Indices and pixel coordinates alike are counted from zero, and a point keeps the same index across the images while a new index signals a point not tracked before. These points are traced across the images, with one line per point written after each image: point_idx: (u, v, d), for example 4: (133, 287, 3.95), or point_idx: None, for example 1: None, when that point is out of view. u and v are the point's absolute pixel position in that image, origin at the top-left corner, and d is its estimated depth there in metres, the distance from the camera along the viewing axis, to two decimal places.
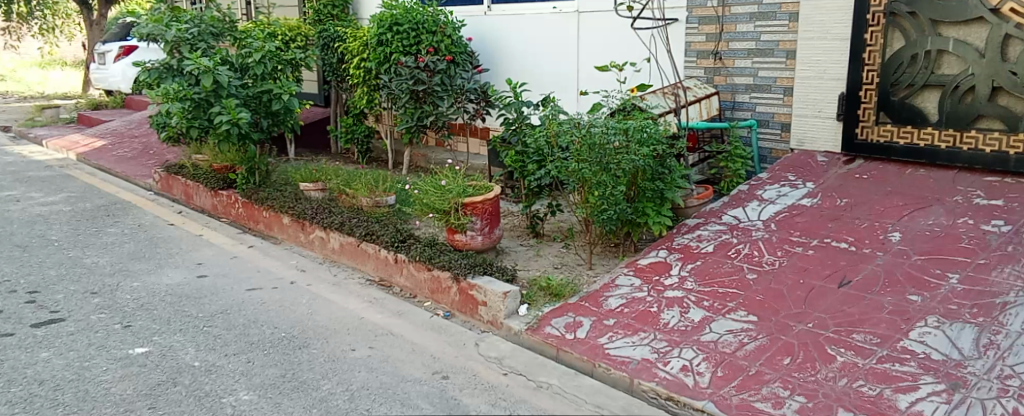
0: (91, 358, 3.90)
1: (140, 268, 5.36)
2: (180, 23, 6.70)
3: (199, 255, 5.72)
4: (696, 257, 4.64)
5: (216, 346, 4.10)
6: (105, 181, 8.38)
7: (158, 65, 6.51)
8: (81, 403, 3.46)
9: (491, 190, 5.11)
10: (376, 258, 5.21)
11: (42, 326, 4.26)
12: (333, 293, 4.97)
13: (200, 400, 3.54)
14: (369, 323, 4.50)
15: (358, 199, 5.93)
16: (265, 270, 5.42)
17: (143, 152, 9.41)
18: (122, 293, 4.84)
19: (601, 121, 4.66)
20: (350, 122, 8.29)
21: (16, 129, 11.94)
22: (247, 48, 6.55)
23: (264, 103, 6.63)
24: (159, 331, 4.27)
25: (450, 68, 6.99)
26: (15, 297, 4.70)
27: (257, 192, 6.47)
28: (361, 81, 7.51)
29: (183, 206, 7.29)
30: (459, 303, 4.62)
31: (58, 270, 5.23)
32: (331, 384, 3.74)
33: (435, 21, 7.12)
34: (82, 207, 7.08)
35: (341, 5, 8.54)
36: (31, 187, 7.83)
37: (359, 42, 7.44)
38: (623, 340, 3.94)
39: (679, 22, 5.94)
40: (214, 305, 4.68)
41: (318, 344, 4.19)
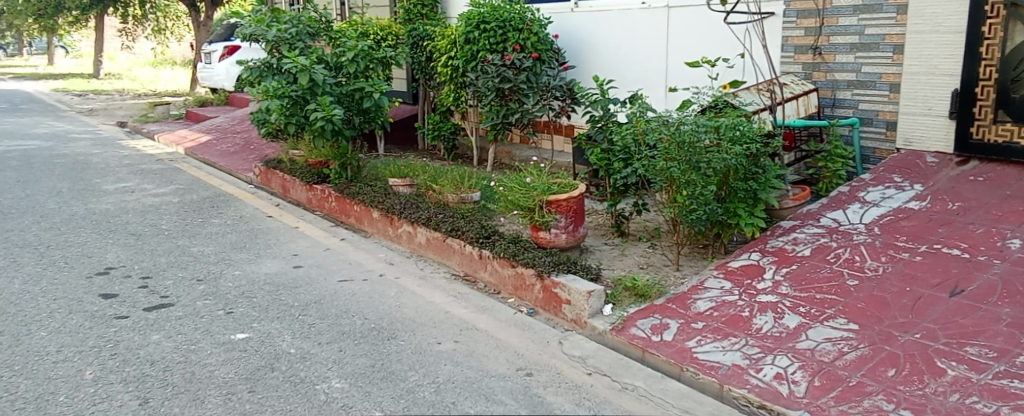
0: (197, 341, 4.10)
1: (241, 257, 5.61)
2: (280, 23, 6.95)
3: (295, 246, 5.94)
4: (792, 261, 4.48)
5: (311, 334, 4.25)
6: (209, 174, 8.81)
7: (259, 63, 6.80)
8: (188, 384, 3.64)
9: (576, 188, 5.08)
10: (461, 253, 5.27)
11: (154, 310, 4.52)
12: (420, 287, 5.06)
13: (296, 386, 3.67)
14: (455, 318, 4.56)
15: (445, 195, 6.02)
16: (355, 262, 5.57)
17: (244, 147, 9.85)
18: (224, 280, 5.09)
19: (691, 119, 4.55)
20: (436, 120, 8.43)
21: (131, 124, 12.75)
22: (341, 48, 6.75)
23: (356, 101, 6.82)
24: (258, 318, 4.45)
25: (536, 65, 6.96)
26: (129, 282, 5.00)
27: (349, 187, 6.66)
28: (448, 79, 7.63)
29: (280, 200, 7.59)
30: (543, 301, 4.61)
31: (168, 258, 5.53)
32: (418, 376, 3.81)
33: (522, 19, 7.11)
34: (189, 199, 7.47)
35: (430, 4, 8.67)
36: (144, 179, 8.33)
37: (448, 41, 7.57)
38: (712, 345, 3.85)
39: (775, 16, 5.72)
40: (308, 295, 4.85)
41: (406, 336, 4.27)
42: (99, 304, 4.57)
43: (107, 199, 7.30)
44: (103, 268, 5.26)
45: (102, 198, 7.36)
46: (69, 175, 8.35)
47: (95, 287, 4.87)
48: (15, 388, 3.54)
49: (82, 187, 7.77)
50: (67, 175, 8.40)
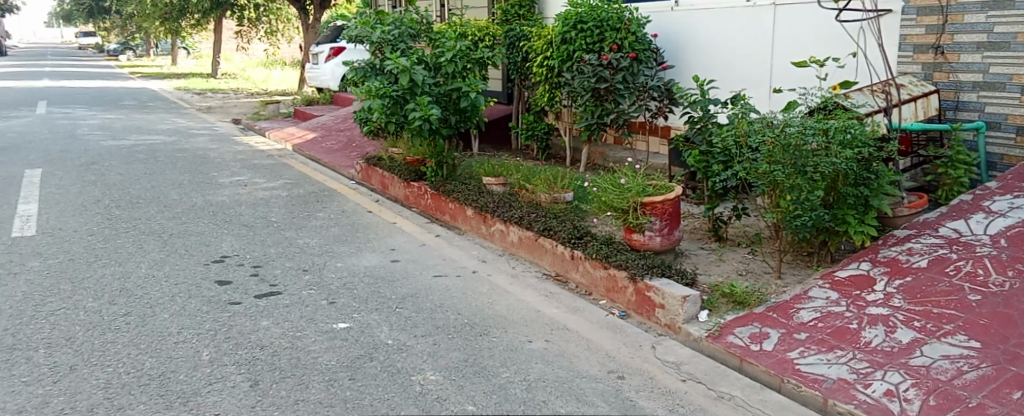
0: (302, 329, 4.28)
1: (343, 250, 5.81)
2: (384, 25, 7.13)
3: (393, 241, 6.10)
4: (906, 273, 4.24)
5: (407, 327, 4.36)
6: (314, 170, 9.18)
7: (364, 65, 7.01)
8: (294, 368, 3.81)
9: (672, 190, 4.98)
10: (553, 253, 5.27)
11: (264, 298, 4.74)
12: (511, 285, 5.09)
13: (393, 376, 3.77)
14: (546, 317, 4.57)
15: (538, 194, 6.03)
16: (449, 259, 5.67)
17: (347, 144, 10.20)
18: (328, 271, 5.29)
19: (798, 121, 4.39)
20: (530, 119, 8.47)
21: (244, 122, 13.45)
22: (440, 48, 6.87)
23: (453, 101, 6.96)
24: (358, 309, 4.61)
25: (633, 65, 6.88)
26: (243, 270, 5.28)
27: (445, 185, 6.77)
28: (543, 79, 7.64)
29: (380, 196, 7.81)
30: (636, 304, 4.55)
31: (277, 249, 5.80)
32: (510, 373, 3.84)
33: (620, 18, 7.06)
34: (296, 193, 7.81)
35: (527, 5, 8.73)
36: (256, 174, 8.77)
37: (544, 41, 7.59)
38: (816, 357, 3.70)
39: (894, 13, 5.40)
40: (405, 288, 4.98)
41: (498, 332, 4.32)
42: (215, 290, 4.84)
43: (223, 192, 7.73)
44: (218, 256, 5.56)
45: (218, 190, 7.79)
46: (189, 168, 8.89)
47: (212, 274, 5.16)
48: (141, 365, 3.79)
49: (200, 180, 8.26)
50: (187, 168, 8.94)
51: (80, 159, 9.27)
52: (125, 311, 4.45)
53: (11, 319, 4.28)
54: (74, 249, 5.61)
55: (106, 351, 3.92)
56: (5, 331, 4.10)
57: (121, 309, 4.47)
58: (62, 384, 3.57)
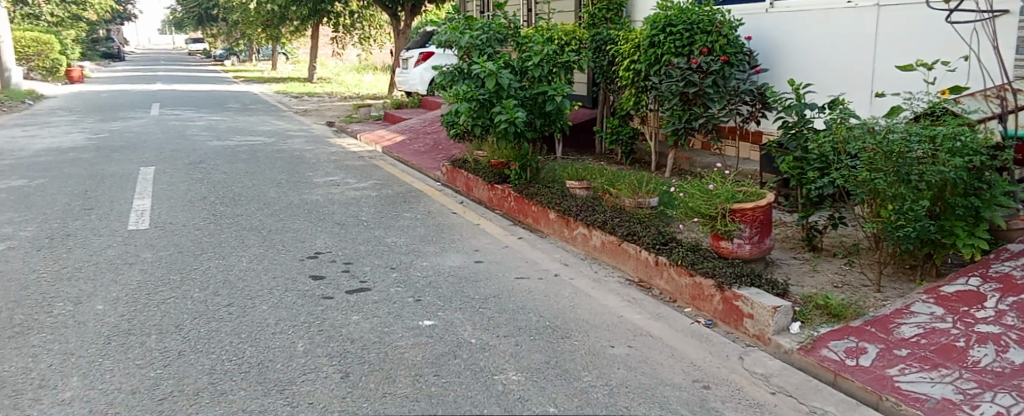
0: (390, 324, 4.39)
1: (429, 249, 5.93)
2: (472, 29, 7.21)
3: (476, 242, 6.18)
4: (1021, 290, 4.00)
5: (490, 327, 4.40)
6: (402, 171, 9.40)
7: (452, 69, 7.08)
8: (382, 362, 3.91)
9: (764, 197, 4.84)
10: (637, 258, 5.21)
11: (355, 293, 4.89)
12: (593, 289, 5.06)
13: (476, 374, 3.81)
14: (629, 323, 4.52)
15: (622, 199, 5.98)
16: (532, 261, 5.68)
17: (435, 147, 10.39)
18: (415, 270, 5.41)
19: (902, 127, 4.19)
20: (615, 124, 8.38)
21: (338, 124, 13.92)
22: (527, 52, 6.94)
23: (538, 104, 6.98)
24: (443, 307, 4.68)
25: (724, 69, 6.68)
26: (335, 266, 5.46)
27: (528, 188, 6.80)
28: (629, 83, 7.56)
29: (464, 197, 7.92)
30: (723, 313, 4.44)
31: (367, 247, 5.97)
32: (591, 377, 3.82)
33: (711, 21, 6.87)
34: (385, 194, 8.02)
35: (615, 8, 8.59)
36: (348, 174, 9.06)
37: (631, 44, 7.50)
38: (918, 375, 3.53)
39: (1011, 13, 5.08)
40: (488, 289, 5.03)
41: (580, 336, 4.30)
42: (309, 284, 5.02)
43: (316, 191, 8.01)
44: (312, 252, 5.77)
45: (313, 189, 8.09)
46: (286, 168, 9.26)
47: (306, 269, 5.36)
48: (241, 353, 3.97)
49: (296, 179, 8.59)
50: (285, 167, 9.32)
51: (188, 157, 9.80)
52: (228, 301, 4.67)
53: (127, 305, 4.56)
54: (182, 242, 5.93)
55: (210, 339, 4.13)
56: (121, 317, 4.38)
57: (224, 300, 4.69)
58: (171, 368, 3.78)
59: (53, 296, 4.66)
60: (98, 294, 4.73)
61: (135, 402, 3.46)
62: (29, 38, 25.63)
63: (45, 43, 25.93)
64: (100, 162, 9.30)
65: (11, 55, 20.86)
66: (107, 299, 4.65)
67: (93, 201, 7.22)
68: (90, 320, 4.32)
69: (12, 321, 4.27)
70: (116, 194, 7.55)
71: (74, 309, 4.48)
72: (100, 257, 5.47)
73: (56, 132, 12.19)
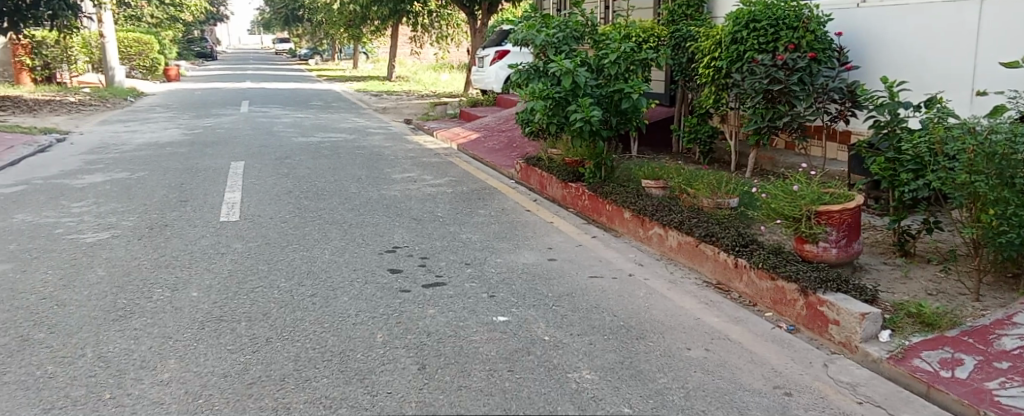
0: (465, 319, 4.44)
1: (503, 246, 5.97)
2: (549, 28, 7.20)
3: (550, 240, 6.18)
4: None
5: (564, 325, 4.40)
6: (477, 169, 9.49)
7: (528, 67, 7.10)
8: (457, 356, 3.96)
9: (853, 199, 4.64)
10: (715, 260, 5.10)
11: (431, 287, 4.97)
12: (669, 290, 4.99)
13: (550, 372, 3.82)
14: (706, 325, 4.43)
15: (700, 199, 5.86)
16: (606, 261, 5.63)
17: (509, 145, 10.45)
18: (489, 266, 5.46)
19: (1006, 127, 3.97)
20: (694, 122, 8.22)
21: (415, 122, 14.18)
22: (604, 49, 6.86)
23: (615, 102, 6.92)
24: (517, 304, 4.71)
25: (812, 65, 6.46)
26: (412, 260, 5.56)
27: (603, 186, 6.76)
28: (709, 81, 7.40)
29: (538, 196, 7.92)
30: (807, 318, 4.30)
31: (443, 242, 6.06)
32: (667, 379, 3.76)
33: (798, 16, 6.66)
34: (461, 190, 8.11)
35: (696, 4, 8.36)
36: (425, 171, 9.21)
37: (712, 41, 7.34)
38: (1020, 389, 3.38)
39: None
40: (561, 287, 5.03)
41: (655, 337, 4.24)
42: (388, 277, 5.14)
43: (394, 187, 8.17)
44: (391, 246, 5.89)
45: (392, 185, 8.26)
46: (366, 164, 9.49)
47: (385, 263, 5.48)
48: (324, 342, 4.10)
49: (376, 175, 8.79)
50: (365, 164, 9.55)
51: (274, 153, 10.17)
52: (312, 292, 4.82)
53: (219, 293, 4.77)
54: (270, 233, 6.16)
55: (295, 327, 4.27)
56: (214, 303, 4.58)
57: (308, 291, 4.85)
58: (258, 354, 3.93)
59: (152, 283, 4.92)
60: (193, 281, 4.97)
61: (225, 385, 3.61)
62: (132, 39, 27.09)
63: (145, 43, 27.34)
64: (194, 157, 9.75)
65: (116, 55, 22.15)
66: (201, 286, 4.88)
67: (187, 193, 7.58)
68: (185, 306, 4.54)
69: (116, 304, 4.53)
70: (208, 187, 7.90)
71: (172, 295, 4.72)
72: (195, 246, 5.75)
73: (155, 128, 12.85)
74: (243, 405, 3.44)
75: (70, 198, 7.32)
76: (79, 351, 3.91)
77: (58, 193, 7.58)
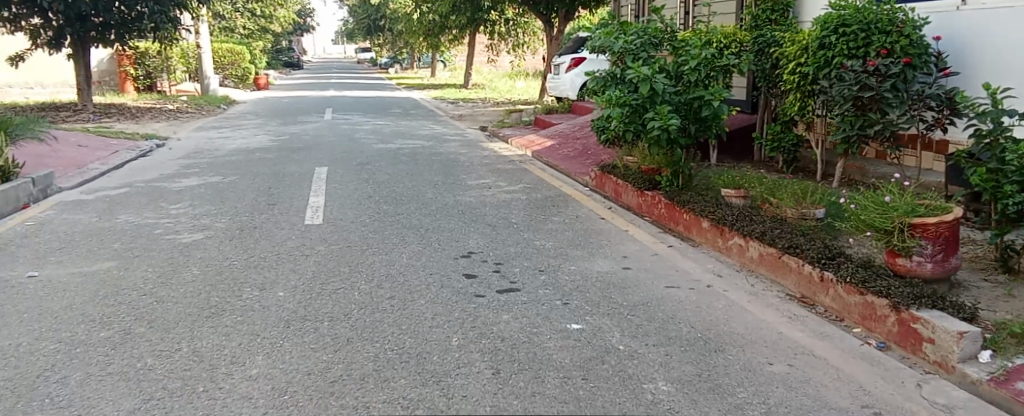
0: (539, 325, 4.45)
1: (577, 254, 5.94)
2: (627, 35, 7.15)
3: (625, 248, 6.12)
4: None
5: (639, 334, 4.34)
6: (551, 175, 9.50)
7: (604, 74, 7.07)
8: (531, 362, 3.96)
9: (950, 212, 4.40)
10: (799, 273, 4.93)
11: (505, 293, 5.00)
12: (750, 303, 4.85)
13: (624, 381, 3.78)
14: (789, 340, 4.29)
15: (783, 209, 5.70)
16: (683, 271, 5.53)
17: (585, 152, 10.41)
18: (563, 273, 5.44)
19: None
20: (777, 130, 7.99)
21: (491, 129, 14.31)
22: (683, 56, 6.74)
23: (694, 109, 6.79)
24: (591, 312, 4.68)
25: (906, 71, 6.17)
26: (487, 265, 5.61)
27: (680, 195, 6.65)
28: (795, 87, 7.19)
29: (612, 203, 7.85)
30: (898, 336, 4.11)
31: (517, 248, 6.08)
32: (747, 393, 3.67)
33: (892, 20, 6.43)
34: (536, 197, 8.13)
35: (782, 8, 8.14)
36: (500, 177, 9.28)
37: (798, 46, 7.09)
38: None
39: None
40: (636, 297, 4.97)
41: (735, 351, 4.14)
42: (463, 282, 5.19)
43: (469, 193, 8.26)
44: (466, 251, 5.96)
45: (467, 191, 8.35)
46: (442, 170, 9.63)
47: (460, 267, 5.54)
48: (402, 343, 4.17)
49: (452, 181, 8.90)
50: (441, 170, 9.69)
51: (355, 159, 10.44)
52: (390, 295, 4.92)
53: (303, 294, 4.92)
54: (350, 237, 6.33)
55: (374, 328, 4.37)
56: (299, 303, 4.74)
57: (386, 293, 4.95)
58: (340, 353, 4.04)
59: (242, 282, 5.13)
60: (280, 282, 5.15)
61: (309, 383, 3.72)
62: (225, 49, 28.35)
63: (238, 53, 28.60)
64: (281, 162, 10.11)
65: (210, 65, 23.24)
66: (286, 286, 5.06)
67: (274, 197, 7.87)
68: (272, 305, 4.71)
69: (209, 302, 4.75)
70: (294, 191, 8.18)
71: (260, 294, 4.90)
72: (281, 248, 5.96)
73: (245, 134, 13.40)
74: (325, 402, 3.54)
75: (168, 200, 7.71)
76: (175, 345, 4.11)
77: (157, 195, 8.00)
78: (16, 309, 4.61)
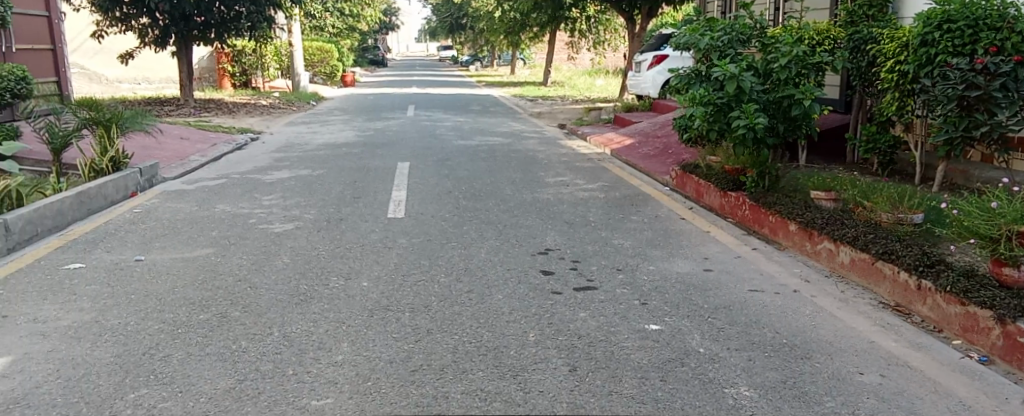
0: (616, 324, 4.42)
1: (657, 254, 5.87)
2: (714, 31, 7.07)
3: (706, 250, 6.00)
4: None
5: (720, 338, 4.25)
6: (630, 174, 9.41)
7: (689, 72, 6.96)
8: (609, 361, 3.94)
9: None
10: (894, 280, 4.73)
11: (583, 291, 4.98)
12: (839, 309, 4.67)
13: (704, 385, 3.71)
14: (881, 349, 4.12)
15: (878, 213, 5.47)
16: (768, 274, 5.38)
17: (665, 151, 10.26)
18: (641, 273, 5.38)
19: None
20: (872, 131, 7.68)
21: (570, 127, 14.29)
22: (774, 53, 6.53)
23: (783, 109, 6.59)
24: (670, 313, 4.61)
25: (1017, 70, 5.85)
26: (564, 263, 5.61)
27: (766, 197, 6.47)
28: (893, 86, 6.88)
29: (694, 203, 7.71)
30: (1003, 350, 3.89)
31: (595, 246, 6.05)
32: (835, 403, 3.54)
33: (1001, 15, 6.07)
34: (614, 196, 8.07)
35: (880, 4, 7.81)
36: (578, 175, 9.25)
37: (897, 43, 6.78)
38: None
39: None
40: (718, 299, 4.86)
41: (822, 358, 4.00)
42: (540, 279, 5.21)
43: (547, 190, 8.27)
44: (543, 248, 5.97)
45: (545, 188, 8.37)
46: (521, 167, 9.69)
47: (537, 264, 5.56)
48: (480, 336, 4.22)
49: (530, 178, 8.94)
50: (520, 167, 9.73)
51: (436, 155, 10.62)
52: (468, 288, 4.99)
53: (386, 284, 5.05)
54: (431, 230, 6.45)
55: (453, 320, 4.44)
56: (381, 293, 4.86)
57: (465, 287, 5.02)
58: (420, 344, 4.12)
59: (329, 271, 5.31)
60: (364, 272, 5.30)
61: (391, 371, 3.81)
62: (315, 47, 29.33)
63: (327, 51, 29.60)
64: (366, 157, 10.39)
65: (301, 62, 24.08)
66: (370, 277, 5.20)
67: (359, 190, 8.10)
68: (357, 294, 4.85)
69: (299, 289, 4.93)
70: (377, 185, 8.40)
71: (345, 283, 5.06)
72: (366, 240, 6.13)
73: (332, 130, 13.83)
74: (406, 390, 3.62)
75: (261, 191, 8.05)
76: (267, 329, 4.28)
77: (251, 186, 8.35)
78: (125, 290, 4.91)
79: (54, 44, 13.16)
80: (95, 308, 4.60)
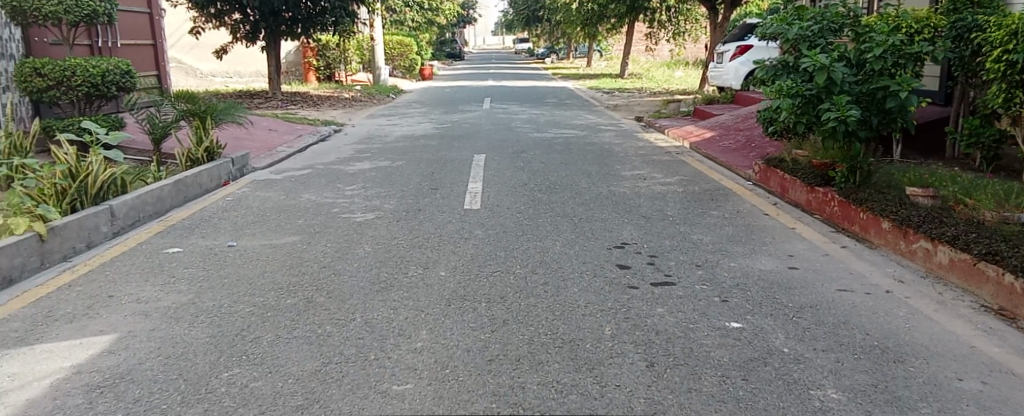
0: (696, 321, 4.33)
1: (738, 250, 5.72)
2: (803, 21, 6.80)
3: (791, 247, 5.81)
4: None
5: (806, 338, 4.11)
6: (710, 168, 9.20)
7: (776, 63, 6.77)
8: (688, 358, 3.87)
9: None
10: (999, 283, 4.47)
11: (660, 286, 4.91)
12: (936, 312, 4.45)
13: (789, 385, 3.60)
14: (982, 355, 3.90)
15: (981, 212, 5.18)
16: (858, 273, 5.16)
17: (747, 145, 9.98)
18: (721, 269, 5.26)
19: None
20: (974, 124, 7.25)
21: (647, 119, 14.10)
22: (868, 42, 6.27)
23: (877, 101, 6.28)
24: (752, 311, 4.49)
25: None
26: (642, 257, 5.53)
27: (857, 193, 6.20)
28: (999, 76, 6.48)
29: (778, 199, 7.46)
30: None
31: (673, 241, 5.95)
32: (931, 409, 3.37)
33: None
34: (693, 190, 7.91)
35: None
36: (656, 169, 9.11)
37: (1006, 30, 6.35)
38: None
39: None
40: (804, 298, 4.70)
41: (917, 362, 3.81)
42: (616, 272, 5.17)
43: (624, 183, 8.18)
44: (620, 242, 5.91)
45: (621, 182, 8.27)
46: (597, 160, 9.62)
47: (613, 258, 5.51)
48: (556, 329, 4.22)
49: (606, 172, 8.86)
50: (596, 160, 9.66)
51: (512, 147, 10.66)
52: (544, 281, 4.99)
53: (462, 274, 5.11)
54: (506, 222, 6.48)
55: (529, 312, 4.45)
56: (458, 283, 4.92)
57: (540, 279, 5.02)
58: (497, 334, 4.15)
59: (407, 260, 5.41)
60: (442, 261, 5.38)
61: (468, 359, 3.86)
62: (395, 41, 29.89)
63: (406, 45, 30.12)
64: (443, 149, 10.52)
65: (382, 55, 24.56)
66: (448, 266, 5.28)
67: (437, 182, 8.21)
68: (435, 283, 4.93)
69: (379, 277, 5.04)
70: (454, 177, 8.50)
71: (423, 272, 5.15)
72: (443, 230, 6.21)
73: (411, 122, 14.07)
74: (483, 379, 3.66)
75: (343, 182, 8.27)
76: (350, 315, 4.40)
77: (334, 176, 8.59)
78: (218, 273, 5.14)
79: (155, 39, 13.89)
80: (191, 290, 4.83)
